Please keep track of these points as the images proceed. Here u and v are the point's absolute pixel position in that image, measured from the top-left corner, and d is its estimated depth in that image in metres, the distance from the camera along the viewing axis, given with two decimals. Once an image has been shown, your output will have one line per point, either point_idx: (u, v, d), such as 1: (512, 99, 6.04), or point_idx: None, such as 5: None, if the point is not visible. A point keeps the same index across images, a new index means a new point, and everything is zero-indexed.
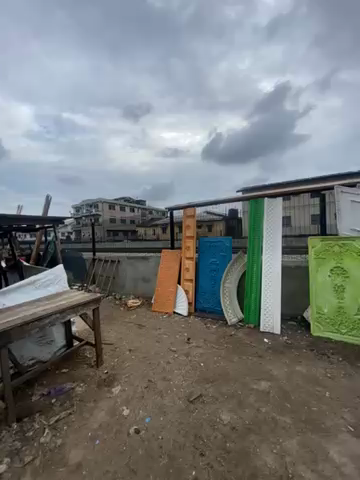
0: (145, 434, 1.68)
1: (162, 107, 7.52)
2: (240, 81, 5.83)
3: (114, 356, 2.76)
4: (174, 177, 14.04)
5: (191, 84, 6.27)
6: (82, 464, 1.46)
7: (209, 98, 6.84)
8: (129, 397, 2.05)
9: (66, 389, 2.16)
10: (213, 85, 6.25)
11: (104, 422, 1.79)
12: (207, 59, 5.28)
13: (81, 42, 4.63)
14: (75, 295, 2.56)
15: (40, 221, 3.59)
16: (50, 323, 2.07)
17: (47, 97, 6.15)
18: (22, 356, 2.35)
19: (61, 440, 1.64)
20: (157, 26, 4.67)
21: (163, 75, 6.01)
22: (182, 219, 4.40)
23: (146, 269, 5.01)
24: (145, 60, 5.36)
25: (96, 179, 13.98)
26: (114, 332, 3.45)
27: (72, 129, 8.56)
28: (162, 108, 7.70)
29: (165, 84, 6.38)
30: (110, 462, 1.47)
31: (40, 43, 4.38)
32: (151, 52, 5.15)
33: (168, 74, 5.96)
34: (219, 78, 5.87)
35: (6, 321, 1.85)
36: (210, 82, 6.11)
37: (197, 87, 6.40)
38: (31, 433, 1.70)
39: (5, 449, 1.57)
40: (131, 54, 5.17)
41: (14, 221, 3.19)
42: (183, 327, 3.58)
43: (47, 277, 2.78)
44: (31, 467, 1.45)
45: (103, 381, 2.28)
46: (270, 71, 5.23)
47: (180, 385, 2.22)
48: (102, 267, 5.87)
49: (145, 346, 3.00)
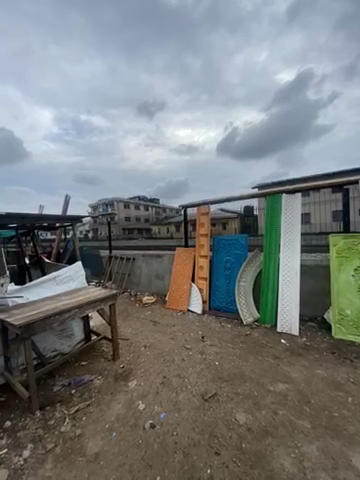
0: (161, 429, 1.70)
1: (177, 104, 7.43)
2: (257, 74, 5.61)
3: (130, 351, 2.82)
4: (189, 175, 13.97)
5: (205, 79, 6.16)
6: (99, 455, 1.51)
7: (224, 93, 6.65)
8: (145, 392, 2.09)
9: (86, 381, 2.25)
10: (229, 79, 6.05)
11: (120, 414, 1.85)
12: (222, 53, 5.12)
13: (97, 42, 4.71)
14: (92, 291, 2.64)
15: (60, 221, 3.74)
16: (70, 317, 2.16)
17: (65, 100, 6.39)
18: (45, 348, 2.48)
19: (80, 429, 1.71)
20: (172, 21, 4.58)
21: (177, 72, 5.95)
22: (196, 218, 4.36)
23: (160, 266, 5.05)
24: (159, 56, 5.34)
25: (112, 178, 14.33)
26: (129, 328, 3.53)
27: (89, 129, 8.82)
28: (176, 105, 7.60)
29: (179, 81, 6.31)
30: (127, 455, 1.51)
31: (59, 48, 4.59)
32: (165, 46, 5.09)
33: (183, 70, 5.87)
34: (235, 71, 5.66)
35: (30, 314, 1.97)
36: (226, 77, 5.93)
37: (212, 82, 6.25)
38: (53, 422, 1.78)
39: (29, 435, 1.67)
40: (146, 51, 5.16)
41: (36, 220, 3.34)
42: (198, 325, 3.58)
43: (67, 273, 2.90)
44: (52, 454, 1.52)
45: (119, 375, 2.35)
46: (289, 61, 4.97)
47: (195, 382, 2.22)
48: (117, 265, 6.01)
49: (160, 343, 3.03)
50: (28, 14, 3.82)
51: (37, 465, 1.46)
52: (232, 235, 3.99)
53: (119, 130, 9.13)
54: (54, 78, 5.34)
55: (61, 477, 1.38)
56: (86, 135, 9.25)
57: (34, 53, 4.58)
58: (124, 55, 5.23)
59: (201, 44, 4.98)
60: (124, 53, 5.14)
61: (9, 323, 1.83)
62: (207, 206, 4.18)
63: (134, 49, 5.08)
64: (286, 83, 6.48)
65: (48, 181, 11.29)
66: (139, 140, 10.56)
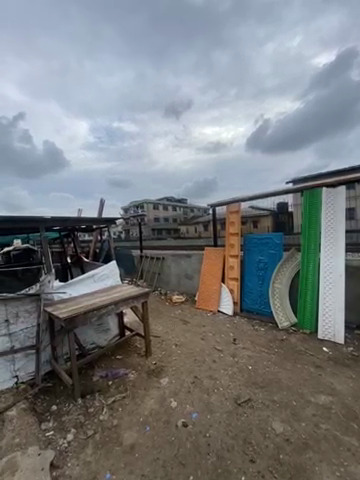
0: (193, 429, 1.70)
1: (204, 102, 7.36)
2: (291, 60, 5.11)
3: (162, 349, 2.89)
4: (217, 173, 13.74)
5: (233, 73, 5.96)
6: (135, 447, 1.58)
7: (254, 86, 6.32)
8: (177, 390, 2.11)
9: (121, 374, 2.37)
10: (260, 71, 5.70)
11: (154, 409, 1.90)
12: (251, 45, 4.89)
13: (127, 50, 4.93)
14: (126, 289, 2.77)
15: (96, 222, 4.01)
16: (106, 312, 2.30)
17: (99, 109, 6.90)
18: (85, 340, 2.69)
19: (117, 420, 1.81)
20: (197, 22, 4.53)
21: (204, 70, 5.88)
22: (225, 217, 4.26)
23: (189, 266, 5.06)
24: (186, 56, 5.36)
25: (142, 180, 14.91)
26: (160, 326, 3.61)
27: (120, 135, 9.34)
28: (203, 104, 7.52)
29: (206, 79, 6.24)
30: (160, 450, 1.54)
31: (94, 62, 5.05)
32: (191, 46, 5.07)
33: (210, 67, 5.77)
34: (266, 62, 5.29)
35: (72, 308, 2.15)
36: (255, 69, 5.64)
37: (240, 76, 6.01)
38: (92, 410, 1.92)
39: (72, 420, 1.82)
40: (173, 53, 5.22)
41: (76, 222, 3.63)
42: (229, 326, 3.49)
43: (103, 272, 3.08)
44: (92, 440, 1.64)
45: (152, 371, 2.42)
46: (327, 45, 4.49)
47: (227, 385, 2.16)
48: (148, 264, 6.21)
49: (191, 342, 3.03)
50: (67, 36, 4.22)
51: (79, 449, 1.58)
52: (265, 234, 3.78)
53: (148, 133, 9.46)
54: (88, 88, 5.79)
55: (100, 463, 1.47)
56: (118, 141, 9.81)
57: (71, 68, 5.06)
58: (151, 61, 5.40)
59: (228, 38, 4.83)
60: (151, 58, 5.28)
61: (55, 315, 2.03)
62: (237, 204, 4.04)
63: (162, 53, 5.17)
64: (325, 66, 5.89)
65: (85, 186, 12.24)
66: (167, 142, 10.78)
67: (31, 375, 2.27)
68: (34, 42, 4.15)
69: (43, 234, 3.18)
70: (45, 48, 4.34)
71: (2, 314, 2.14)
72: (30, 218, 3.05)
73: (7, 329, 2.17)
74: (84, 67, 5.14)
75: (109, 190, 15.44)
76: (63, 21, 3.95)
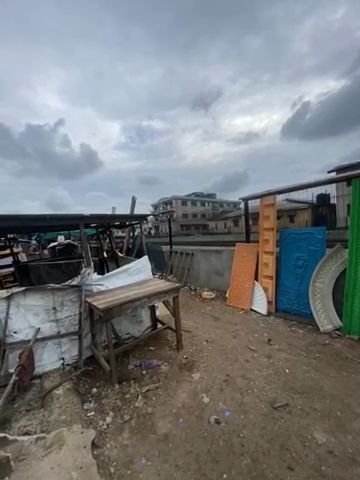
0: (226, 427, 1.68)
1: (234, 92, 7.04)
2: (333, 37, 4.51)
3: (193, 344, 2.90)
4: (249, 165, 13.12)
5: (265, 61, 5.54)
6: (168, 437, 1.62)
7: (291, 70, 5.76)
8: (209, 386, 2.10)
9: (154, 365, 2.45)
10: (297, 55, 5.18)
11: (186, 403, 1.92)
12: (286, 27, 4.40)
13: (154, 48, 4.93)
14: (158, 284, 2.82)
15: (129, 219, 4.18)
16: (140, 305, 2.39)
17: (130, 109, 7.16)
18: (120, 330, 2.85)
19: (151, 408, 1.89)
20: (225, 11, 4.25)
21: (234, 60, 5.59)
22: (259, 210, 4.01)
23: (219, 262, 4.96)
24: (215, 46, 5.11)
25: (171, 176, 15.11)
26: (191, 321, 3.63)
27: (150, 133, 9.57)
28: (233, 93, 7.10)
29: (237, 68, 5.94)
30: (193, 444, 1.56)
31: (125, 64, 5.26)
32: (220, 35, 4.80)
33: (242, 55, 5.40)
34: (305, 43, 4.75)
35: (109, 300, 2.29)
36: (292, 52, 5.02)
37: (275, 63, 5.56)
38: (128, 396, 2.03)
39: (110, 403, 1.95)
40: (201, 44, 5.01)
41: (111, 219, 3.83)
42: (263, 326, 3.33)
43: (136, 266, 3.20)
44: (129, 425, 1.73)
45: (183, 365, 2.45)
46: None
47: (262, 387, 2.07)
48: (177, 260, 6.28)
49: (222, 339, 2.98)
50: (101, 39, 4.38)
51: (117, 431, 1.68)
52: (304, 228, 3.48)
53: (177, 129, 9.48)
54: (119, 88, 6.02)
55: (136, 448, 1.54)
56: (148, 139, 10.07)
57: (104, 72, 5.37)
58: (180, 55, 5.32)
59: (263, 20, 4.35)
60: (180, 51, 5.18)
61: (95, 305, 2.18)
62: (272, 196, 3.75)
63: (190, 46, 5.03)
64: None
65: (118, 184, 12.93)
66: (196, 136, 10.65)
67: (75, 358, 2.48)
68: (70, 48, 4.41)
69: (83, 230, 3.43)
70: (80, 55, 4.66)
71: (50, 302, 2.42)
72: (71, 215, 3.30)
73: (55, 315, 2.44)
74: (116, 69, 5.36)
75: (139, 188, 16.05)
76: (96, 27, 4.12)
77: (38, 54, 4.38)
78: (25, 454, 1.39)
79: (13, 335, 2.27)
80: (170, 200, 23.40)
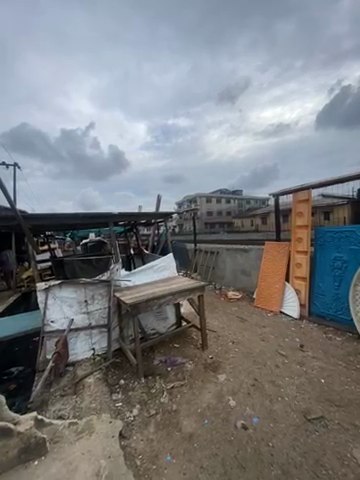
0: (254, 434, 1.60)
1: (263, 84, 6.58)
2: None
3: (218, 344, 2.84)
4: (278, 159, 12.40)
5: (298, 49, 4.99)
6: (193, 436, 1.61)
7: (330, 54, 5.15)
8: (235, 390, 2.04)
9: (179, 362, 2.45)
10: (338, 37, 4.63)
11: (211, 404, 1.89)
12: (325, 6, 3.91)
13: (179, 46, 4.88)
14: (183, 282, 2.81)
15: (155, 217, 4.24)
16: (165, 302, 2.40)
17: (156, 108, 7.27)
18: (146, 325, 2.91)
19: (176, 406, 1.89)
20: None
21: (265, 51, 5.19)
22: (291, 207, 3.75)
23: (246, 261, 4.78)
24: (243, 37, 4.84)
25: (196, 173, 15.06)
26: (216, 321, 3.56)
27: (176, 131, 9.62)
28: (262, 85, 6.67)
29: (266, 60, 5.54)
30: (219, 447, 1.52)
31: (151, 65, 5.33)
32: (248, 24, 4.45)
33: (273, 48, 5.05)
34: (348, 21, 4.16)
35: (136, 296, 2.35)
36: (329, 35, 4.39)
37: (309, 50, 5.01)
38: (154, 391, 2.06)
39: (137, 396, 2.00)
40: (227, 35, 4.77)
41: (137, 217, 3.93)
42: (294, 331, 3.12)
43: (162, 263, 3.23)
44: (154, 420, 1.76)
45: (208, 365, 2.41)
46: None
47: (293, 395, 1.94)
48: (202, 258, 6.22)
49: (249, 342, 2.87)
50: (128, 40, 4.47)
51: (143, 425, 1.72)
52: (344, 226, 3.15)
53: (202, 125, 9.36)
54: (145, 88, 6.12)
55: (161, 444, 1.56)
56: (173, 138, 10.15)
57: (132, 74, 5.55)
58: (206, 49, 5.11)
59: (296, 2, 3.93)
60: (206, 46, 5.00)
61: (122, 300, 2.26)
62: (306, 192, 3.48)
63: (216, 39, 4.81)
64: None
65: (144, 183, 13.31)
66: (222, 132, 10.39)
67: (104, 350, 2.59)
68: (101, 51, 4.63)
69: (111, 228, 3.58)
70: (108, 59, 4.89)
71: (82, 295, 2.61)
72: (101, 213, 3.45)
73: (86, 307, 2.61)
74: (142, 70, 5.48)
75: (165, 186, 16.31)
76: (122, 30, 4.22)
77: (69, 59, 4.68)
78: (59, 437, 1.48)
79: (51, 323, 2.48)
80: (195, 198, 23.30)
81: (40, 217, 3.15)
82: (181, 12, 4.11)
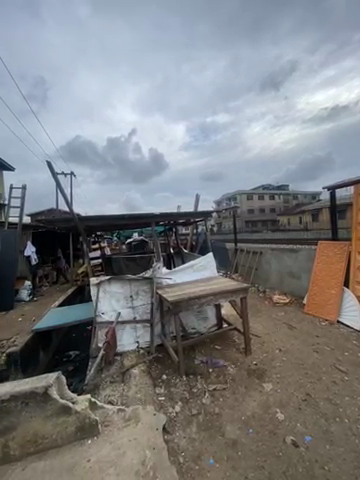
0: (306, 453, 1.45)
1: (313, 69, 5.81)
2: None
3: (263, 350, 2.66)
4: (333, 147, 10.93)
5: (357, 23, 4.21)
6: (237, 444, 1.55)
7: None
8: (283, 402, 1.88)
9: (220, 364, 2.39)
10: None
11: (256, 413, 1.78)
12: None
13: (217, 40, 4.59)
14: (224, 282, 2.72)
15: (194, 216, 4.23)
16: (206, 302, 2.37)
17: (195, 107, 7.28)
18: (187, 323, 2.94)
19: (218, 409, 1.86)
20: None
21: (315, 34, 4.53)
22: (351, 201, 3.27)
23: (294, 262, 4.37)
24: (286, 23, 4.29)
25: (236, 169, 14.55)
26: (260, 325, 3.35)
27: (214, 128, 9.46)
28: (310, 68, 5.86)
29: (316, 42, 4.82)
30: (265, 460, 1.42)
31: (189, 64, 5.36)
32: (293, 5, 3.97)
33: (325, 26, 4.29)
34: None
35: (177, 294, 2.38)
36: None
37: None
38: (195, 390, 2.06)
39: (179, 393, 2.03)
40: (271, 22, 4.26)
41: (177, 217, 3.98)
42: (356, 345, 2.69)
43: (202, 263, 3.22)
44: (196, 420, 1.76)
45: (252, 371, 2.29)
46: None
47: (356, 419, 1.68)
48: (243, 258, 5.95)
49: (299, 352, 2.60)
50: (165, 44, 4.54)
51: (185, 423, 1.73)
52: None
53: (242, 119, 8.96)
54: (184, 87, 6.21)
55: (204, 446, 1.55)
56: (212, 134, 10.01)
57: (171, 76, 5.70)
58: (247, 40, 4.74)
59: None
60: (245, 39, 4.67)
61: (164, 298, 2.33)
62: None
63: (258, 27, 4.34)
64: None
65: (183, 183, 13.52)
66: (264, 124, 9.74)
67: (147, 344, 2.71)
68: (142, 55, 4.84)
69: (153, 228, 3.72)
70: (149, 64, 5.13)
71: (128, 290, 2.81)
72: (144, 214, 3.62)
73: (132, 302, 2.80)
74: (181, 71, 5.56)
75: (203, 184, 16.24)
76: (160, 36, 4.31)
77: (116, 64, 5.11)
78: (109, 421, 1.61)
79: (102, 315, 2.73)
80: (234, 196, 22.52)
81: (91, 219, 3.50)
82: (219, 3, 3.86)
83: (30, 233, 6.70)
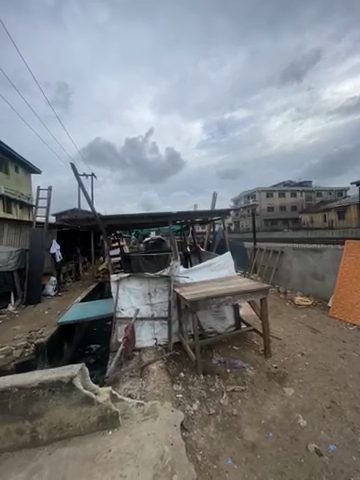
0: (330, 463, 1.38)
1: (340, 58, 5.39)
2: None
3: (284, 353, 2.57)
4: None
5: None
6: (256, 447, 1.51)
7: None
8: (306, 408, 1.80)
9: (239, 365, 2.35)
10: None
11: (277, 417, 1.73)
12: None
13: (235, 34, 4.46)
14: (243, 282, 2.67)
15: (212, 215, 4.19)
16: (224, 302, 2.34)
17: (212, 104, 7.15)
18: (204, 322, 2.93)
19: (236, 410, 1.83)
20: None
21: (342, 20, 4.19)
22: None
23: (319, 263, 4.16)
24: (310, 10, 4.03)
25: None
26: (281, 327, 3.23)
27: None
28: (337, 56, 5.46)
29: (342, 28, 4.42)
30: (286, 466, 1.38)
31: (207, 60, 5.28)
32: None
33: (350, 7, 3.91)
34: None
35: (195, 293, 2.38)
36: None
37: None
38: (213, 390, 2.05)
39: (196, 391, 2.04)
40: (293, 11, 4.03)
41: (194, 216, 3.97)
42: None
43: (219, 262, 3.19)
44: (214, 419, 1.75)
45: (272, 374, 2.22)
46: None
47: None
48: (263, 258, 5.77)
49: (323, 357, 2.47)
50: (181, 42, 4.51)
51: (203, 421, 1.73)
52: None
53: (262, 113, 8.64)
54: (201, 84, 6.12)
55: (222, 446, 1.54)
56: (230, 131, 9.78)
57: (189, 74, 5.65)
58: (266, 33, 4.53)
59: None
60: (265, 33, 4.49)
61: (182, 297, 2.34)
62: None
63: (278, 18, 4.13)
64: None
65: None
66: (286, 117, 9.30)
67: (165, 341, 2.75)
68: (159, 54, 4.86)
69: (171, 227, 3.75)
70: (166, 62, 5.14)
71: (146, 288, 2.87)
72: (162, 213, 3.66)
73: (150, 300, 2.85)
74: (198, 68, 5.49)
75: None
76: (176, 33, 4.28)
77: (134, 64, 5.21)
78: (129, 414, 1.66)
79: (121, 311, 2.81)
80: (253, 193, 21.86)
81: (112, 218, 3.62)
82: None
83: (54, 232, 7.10)
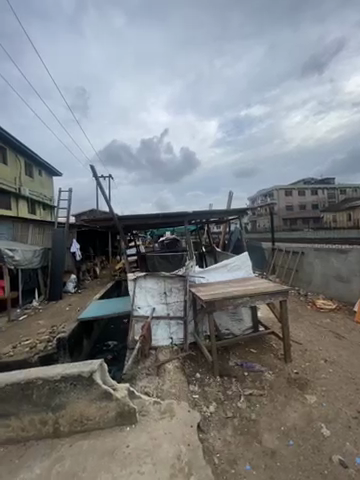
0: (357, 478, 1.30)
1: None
2: None
3: (305, 359, 2.45)
4: None
5: None
6: (276, 454, 1.46)
7: None
8: (330, 417, 1.71)
9: (257, 369, 2.29)
10: None
11: (298, 425, 1.66)
12: None
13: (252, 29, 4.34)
14: (261, 284, 2.59)
15: (228, 214, 4.12)
16: (241, 303, 2.29)
17: None
18: (220, 324, 2.88)
19: (255, 415, 1.78)
20: None
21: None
22: None
23: (343, 264, 3.93)
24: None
25: None
26: (301, 332, 3.09)
27: None
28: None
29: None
30: (308, 476, 1.32)
31: None
32: None
33: None
34: None
35: (211, 293, 2.36)
36: None
37: None
38: (230, 392, 2.02)
39: (213, 393, 2.01)
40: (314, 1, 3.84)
41: (210, 216, 3.93)
42: None
43: (236, 262, 3.13)
44: (231, 423, 1.72)
45: (293, 380, 2.13)
46: None
47: None
48: (282, 258, 5.56)
49: (349, 365, 2.33)
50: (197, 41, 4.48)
51: (220, 424, 1.71)
52: None
53: None
54: None
55: (239, 450, 1.51)
56: None
57: None
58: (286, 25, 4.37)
59: None
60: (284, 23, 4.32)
61: (198, 297, 2.33)
62: None
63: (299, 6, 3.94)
64: None
65: None
66: None
67: (181, 341, 2.75)
68: None
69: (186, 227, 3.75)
70: None
71: (162, 287, 2.89)
72: (178, 213, 3.67)
73: (165, 299, 2.88)
74: None
75: None
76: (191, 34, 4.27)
77: None
78: (146, 411, 1.68)
79: (138, 309, 2.86)
80: (271, 192, 21.17)
81: (129, 218, 3.70)
82: None
83: (74, 231, 7.41)
